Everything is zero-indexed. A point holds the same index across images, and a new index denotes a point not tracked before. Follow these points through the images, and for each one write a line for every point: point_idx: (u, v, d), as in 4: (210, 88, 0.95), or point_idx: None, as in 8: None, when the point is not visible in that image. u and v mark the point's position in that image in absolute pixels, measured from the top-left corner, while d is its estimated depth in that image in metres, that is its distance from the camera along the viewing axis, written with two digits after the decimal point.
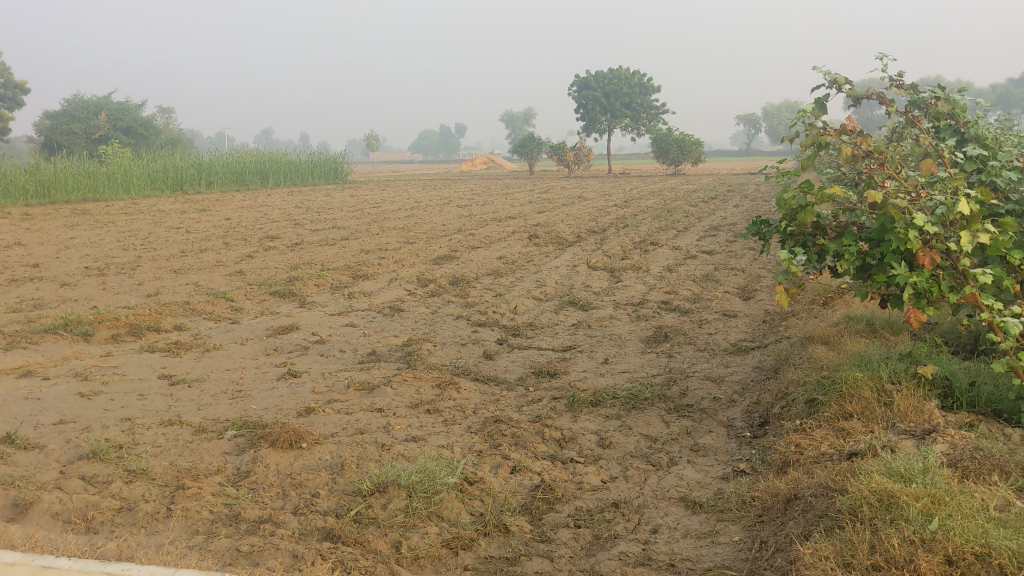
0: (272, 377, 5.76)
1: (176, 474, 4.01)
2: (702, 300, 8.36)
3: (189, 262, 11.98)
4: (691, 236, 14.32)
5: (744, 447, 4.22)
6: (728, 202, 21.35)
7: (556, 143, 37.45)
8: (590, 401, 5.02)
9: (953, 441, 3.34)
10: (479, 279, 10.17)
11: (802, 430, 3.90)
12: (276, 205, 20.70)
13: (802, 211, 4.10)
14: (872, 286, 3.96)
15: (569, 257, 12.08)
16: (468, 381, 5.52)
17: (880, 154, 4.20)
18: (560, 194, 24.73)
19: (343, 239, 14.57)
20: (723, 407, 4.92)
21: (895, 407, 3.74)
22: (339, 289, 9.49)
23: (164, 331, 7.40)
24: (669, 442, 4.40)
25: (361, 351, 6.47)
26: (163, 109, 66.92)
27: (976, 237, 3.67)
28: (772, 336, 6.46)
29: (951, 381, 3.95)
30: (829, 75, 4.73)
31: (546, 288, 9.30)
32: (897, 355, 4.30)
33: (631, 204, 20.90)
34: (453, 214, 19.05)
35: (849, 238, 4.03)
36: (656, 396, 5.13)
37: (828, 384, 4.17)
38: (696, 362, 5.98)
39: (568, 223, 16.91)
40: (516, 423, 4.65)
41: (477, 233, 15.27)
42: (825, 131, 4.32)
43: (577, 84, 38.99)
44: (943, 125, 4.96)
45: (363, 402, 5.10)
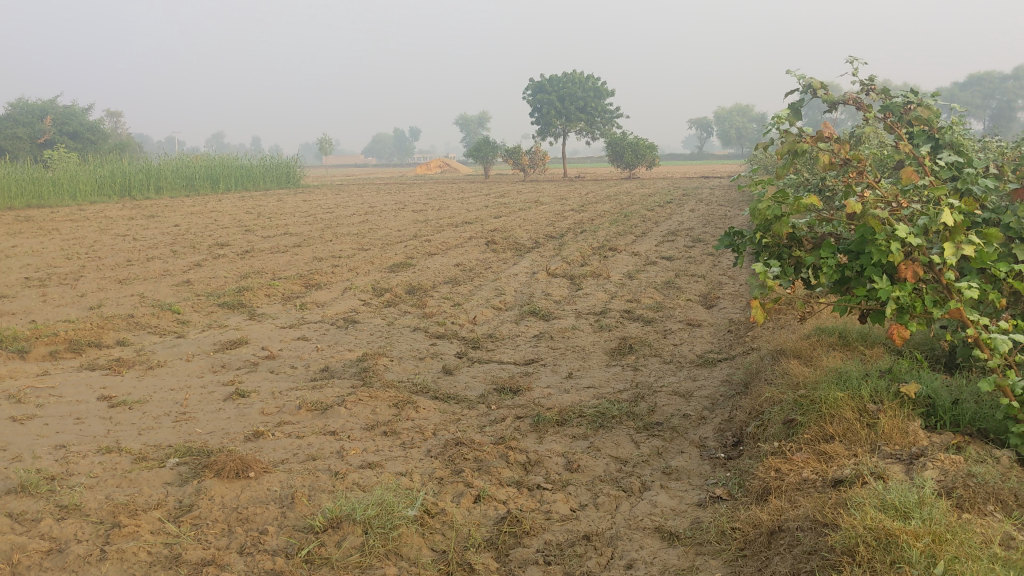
0: (218, 398, 5.45)
1: (112, 509, 3.69)
2: (665, 309, 8.18)
3: (135, 272, 11.55)
4: (649, 242, 14.20)
5: (719, 469, 4.02)
6: (685, 206, 21.33)
7: (512, 146, 37.25)
8: (556, 419, 4.79)
9: (943, 466, 3.18)
10: (436, 288, 9.92)
11: (781, 453, 3.71)
12: (226, 211, 20.21)
13: (778, 221, 3.90)
14: (851, 300, 3.78)
15: (527, 263, 11.89)
16: (426, 400, 5.26)
17: (859, 161, 4.01)
18: (517, 198, 24.56)
19: (296, 247, 14.19)
20: (694, 425, 4.72)
21: (879, 428, 3.57)
22: (292, 300, 9.17)
23: (105, 346, 7.02)
24: (640, 465, 4.19)
25: (314, 367, 6.17)
26: (111, 113, 65.88)
27: (960, 250, 3.50)
28: (738, 348, 6.29)
29: (933, 400, 3.80)
30: (804, 79, 4.56)
31: (505, 297, 9.07)
32: (876, 372, 4.14)
33: (588, 208, 20.78)
34: (408, 219, 18.75)
35: (827, 250, 3.84)
36: (625, 413, 4.91)
37: (806, 403, 3.99)
38: (663, 376, 5.78)
39: (525, 228, 16.71)
40: (478, 446, 4.40)
41: (433, 239, 14.97)
42: (801, 138, 4.12)
43: (532, 88, 38.83)
44: (918, 131, 4.81)
45: (315, 425, 4.82)
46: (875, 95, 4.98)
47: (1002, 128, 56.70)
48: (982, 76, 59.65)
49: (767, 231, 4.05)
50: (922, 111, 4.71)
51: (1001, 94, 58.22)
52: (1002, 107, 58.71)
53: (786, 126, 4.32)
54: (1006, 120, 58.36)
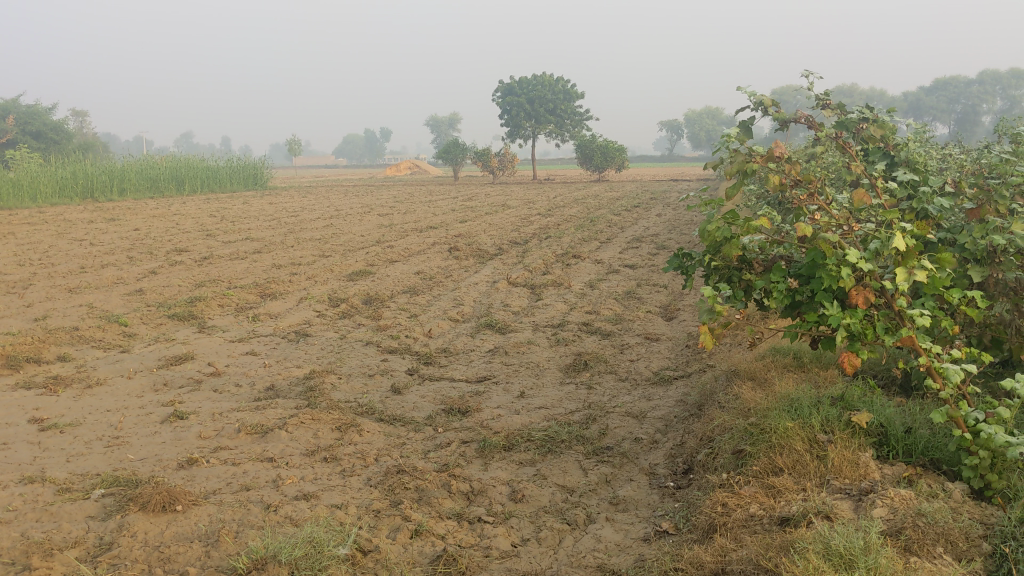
0: (155, 420, 5.23)
1: (25, 548, 3.48)
2: (624, 321, 8.06)
3: (88, 280, 11.26)
4: (613, 249, 14.07)
5: (667, 500, 3.89)
6: (652, 210, 21.25)
7: (481, 149, 37.04)
8: (503, 444, 4.64)
9: (892, 504, 3.06)
10: (395, 297, 9.74)
11: (729, 486, 3.58)
12: (189, 214, 19.89)
13: (727, 243, 3.76)
14: (802, 326, 3.66)
15: (489, 271, 11.75)
16: (371, 422, 5.08)
17: (810, 182, 3.88)
18: (484, 201, 24.43)
19: (257, 253, 13.92)
20: (645, 450, 4.59)
21: (829, 461, 3.45)
22: (245, 311, 8.95)
23: (45, 362, 6.77)
24: (587, 494, 4.05)
25: (259, 385, 5.96)
26: (77, 112, 65.01)
27: (912, 276, 3.39)
28: (694, 365, 6.18)
29: (886, 429, 3.69)
30: (755, 97, 4.42)
31: (463, 308, 8.91)
32: (829, 398, 4.02)
33: (555, 213, 20.70)
34: (373, 224, 18.52)
35: (777, 275, 3.71)
36: (574, 438, 4.76)
37: (756, 433, 3.86)
38: (617, 395, 5.64)
39: (490, 233, 16.57)
40: (420, 474, 4.24)
41: (396, 246, 14.75)
42: (751, 157, 3.97)
43: (501, 90, 38.62)
44: (873, 149, 4.69)
45: (252, 451, 4.62)
46: (830, 111, 4.87)
47: (966, 133, 57.28)
48: (946, 81, 60.38)
49: (717, 253, 3.91)
50: (876, 128, 4.61)
51: (965, 98, 58.87)
52: (966, 112, 59.36)
53: (737, 145, 4.19)
54: (969, 126, 59.08)
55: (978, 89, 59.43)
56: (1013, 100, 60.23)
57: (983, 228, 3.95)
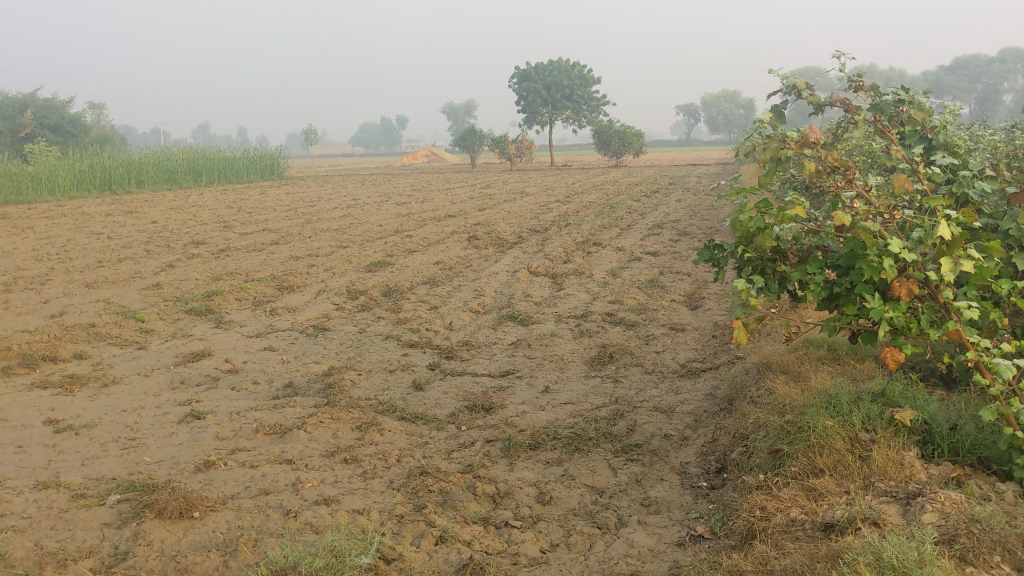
0: (172, 420, 5.12)
1: (39, 559, 3.38)
2: (648, 311, 7.90)
3: (105, 274, 11.18)
4: (634, 236, 13.89)
5: (701, 502, 3.74)
6: (672, 196, 21.00)
7: (498, 136, 36.79)
8: (528, 443, 4.49)
9: (944, 509, 2.89)
10: (414, 289, 9.60)
11: (767, 488, 3.43)
12: (206, 206, 19.81)
13: (761, 234, 3.57)
14: (842, 320, 3.48)
15: (509, 261, 11.59)
16: (392, 420, 4.94)
17: (847, 169, 3.69)
18: (501, 189, 24.24)
19: (274, 245, 13.81)
20: (676, 448, 4.44)
21: (872, 461, 3.29)
22: (263, 305, 8.84)
23: (61, 361, 6.68)
24: (617, 496, 3.91)
25: (277, 383, 5.84)
26: (95, 104, 65.40)
27: (959, 265, 3.21)
28: (723, 357, 6.01)
29: (930, 426, 3.53)
30: (787, 80, 4.23)
31: (484, 300, 8.77)
32: (869, 394, 3.86)
33: (574, 199, 20.49)
34: (391, 213, 18.37)
35: (814, 266, 3.53)
36: (601, 435, 4.61)
37: (794, 432, 3.70)
38: (644, 389, 5.48)
39: (508, 221, 16.40)
40: (444, 476, 4.10)
41: (414, 235, 14.61)
42: (784, 143, 3.78)
43: (518, 76, 38.32)
44: (909, 132, 4.51)
45: (271, 452, 4.50)
46: (864, 93, 4.68)
47: (988, 112, 56.44)
48: (967, 60, 59.56)
49: (749, 244, 3.72)
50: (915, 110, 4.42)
51: (986, 77, 57.95)
52: (988, 90, 58.53)
53: (770, 131, 4.00)
54: (991, 105, 58.25)
55: (1000, 68, 58.56)
56: None
57: None
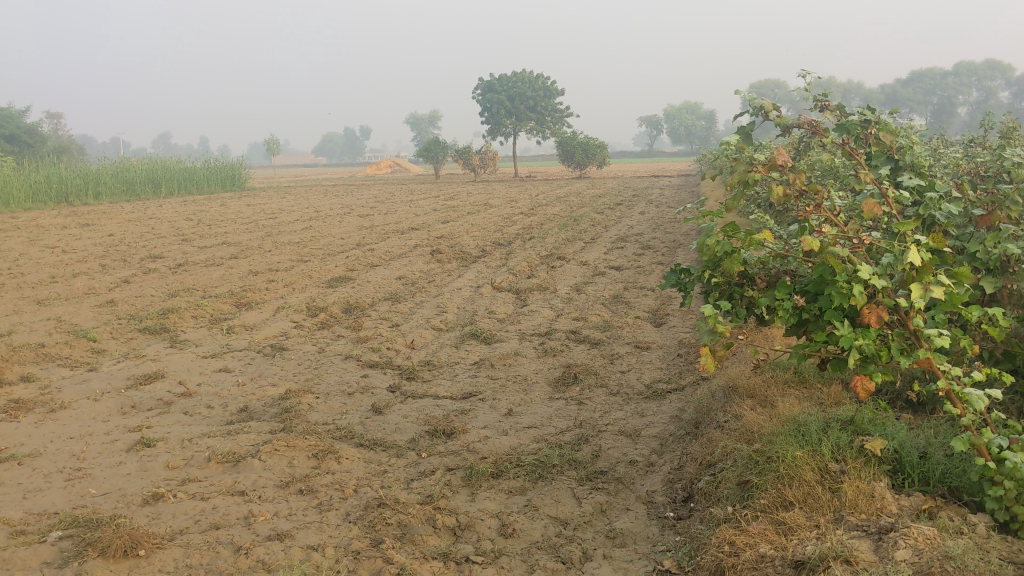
0: (121, 448, 4.93)
1: None
2: (613, 328, 7.81)
3: (58, 290, 10.88)
4: (598, 249, 13.84)
5: (668, 533, 3.64)
6: (634, 208, 21.00)
7: (461, 147, 36.69)
8: (490, 471, 4.37)
9: (917, 546, 2.81)
10: (375, 305, 9.44)
11: (735, 521, 3.34)
12: (165, 218, 19.47)
13: (728, 258, 3.47)
14: (811, 347, 3.38)
15: (472, 275, 11.47)
16: (350, 447, 4.79)
17: (816, 192, 3.61)
18: (465, 201, 24.11)
19: (233, 258, 13.58)
20: (641, 475, 4.34)
21: (843, 493, 3.20)
22: (220, 322, 8.63)
23: (7, 384, 6.44)
24: (582, 527, 3.79)
25: (232, 407, 5.66)
26: (53, 114, 64.66)
27: (929, 292, 3.13)
28: (689, 377, 5.93)
29: (900, 455, 3.46)
30: (754, 101, 4.15)
31: (446, 317, 8.63)
32: (838, 422, 3.79)
33: (537, 212, 20.42)
34: (353, 226, 18.18)
35: (782, 292, 3.44)
36: (566, 462, 4.50)
37: (762, 462, 3.62)
38: (609, 411, 5.38)
39: (472, 234, 16.29)
40: (402, 508, 3.96)
41: (376, 249, 14.42)
42: (753, 166, 3.68)
43: (481, 87, 38.27)
44: (876, 153, 4.46)
45: (223, 483, 4.33)
46: (830, 112, 4.61)
47: (945, 124, 57.31)
48: (923, 74, 60.58)
49: (716, 269, 3.62)
50: (882, 131, 4.36)
51: (941, 90, 58.94)
52: (943, 103, 59.52)
53: (737, 153, 3.90)
54: (946, 117, 59.26)
55: (955, 80, 59.54)
56: (989, 90, 60.23)
57: (996, 238, 3.81)
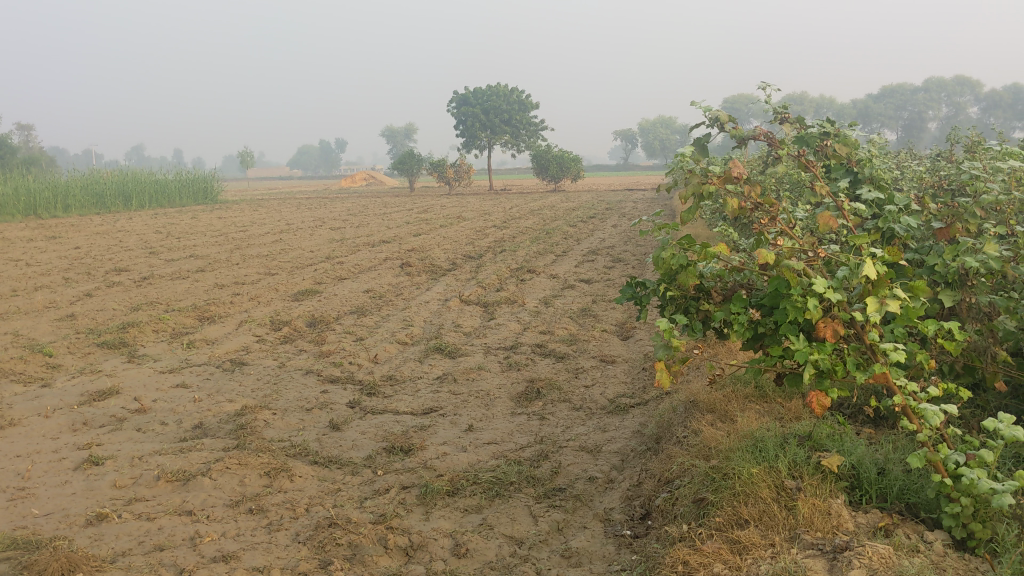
0: (67, 467, 4.79)
1: None
2: (580, 342, 7.75)
3: (18, 304, 10.67)
4: (569, 262, 13.80)
5: (623, 552, 3.57)
6: (608, 221, 21.01)
7: (436, 160, 36.62)
8: (446, 489, 4.28)
9: (871, 565, 2.74)
10: (340, 319, 9.33)
11: (690, 540, 3.27)
12: (134, 231, 19.23)
13: (684, 272, 3.39)
14: (767, 361, 3.32)
15: (440, 289, 11.38)
16: (304, 465, 4.69)
17: (772, 205, 3.55)
18: (439, 213, 24.03)
19: (200, 271, 13.40)
20: (600, 492, 4.27)
21: (798, 511, 3.14)
22: (181, 337, 8.48)
23: None
24: (537, 546, 3.71)
25: (186, 423, 5.53)
26: (23, 126, 64.06)
27: (884, 306, 3.07)
28: (653, 392, 5.88)
29: (858, 471, 3.41)
30: (709, 112, 4.10)
31: (412, 331, 8.54)
32: (795, 438, 3.75)
33: (510, 225, 20.38)
34: (324, 238, 18.03)
35: (737, 306, 3.38)
36: (524, 479, 4.42)
37: (719, 479, 3.56)
38: (571, 426, 5.31)
39: (443, 247, 16.21)
40: (354, 527, 3.86)
41: (345, 262, 14.29)
42: (707, 178, 3.61)
43: (456, 100, 38.25)
44: (835, 166, 4.43)
45: (171, 502, 4.21)
46: (789, 125, 4.58)
47: (915, 139, 57.99)
48: (893, 90, 61.33)
49: (672, 282, 3.55)
50: (840, 144, 4.33)
51: (911, 106, 59.70)
52: (913, 119, 60.25)
53: (693, 165, 3.84)
54: (916, 133, 59.98)
55: (925, 97, 60.27)
56: (957, 106, 61.12)
57: (954, 251, 3.79)
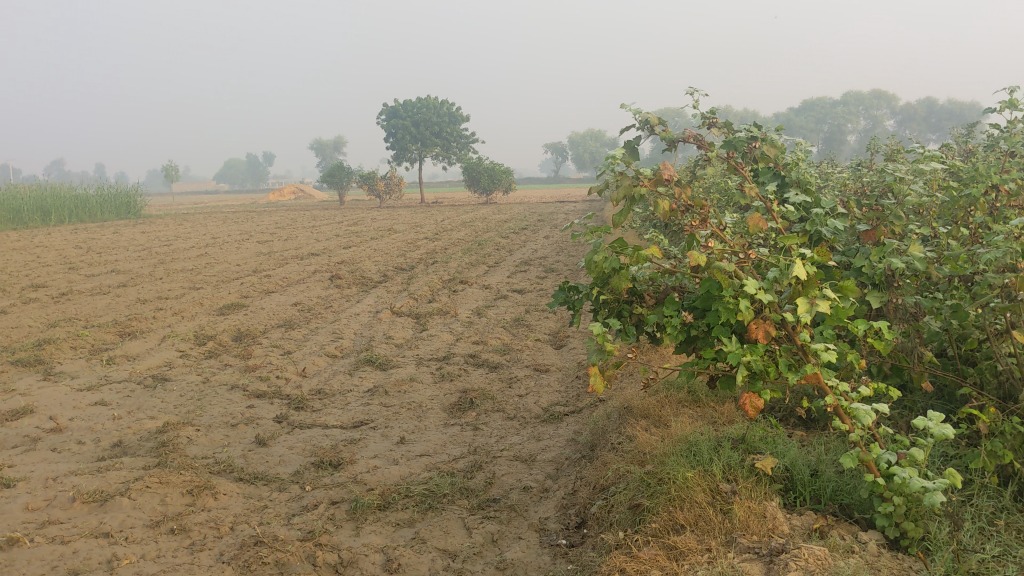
0: None
1: None
2: (513, 352, 7.69)
3: None
4: (501, 273, 13.75)
5: (559, 562, 3.50)
6: (539, 232, 21.05)
7: (366, 172, 36.31)
8: (377, 503, 4.16)
9: (807, 567, 2.72)
10: (268, 333, 9.12)
11: (627, 547, 3.22)
12: (52, 246, 18.61)
13: (616, 275, 3.34)
14: (700, 364, 3.29)
15: (371, 301, 11.23)
16: (229, 482, 4.53)
17: (702, 207, 3.53)
18: (369, 226, 23.80)
19: (122, 287, 13.01)
20: (535, 501, 4.20)
21: (733, 515, 3.12)
22: (100, 353, 8.19)
23: None
24: (472, 558, 3.62)
25: (104, 442, 5.31)
26: None
27: (814, 306, 3.06)
28: (586, 400, 5.85)
29: (792, 473, 3.40)
30: (639, 115, 4.08)
31: (342, 343, 8.39)
32: (729, 442, 3.73)
33: (442, 236, 20.26)
34: (251, 252, 17.68)
35: (670, 309, 3.34)
36: (457, 490, 4.33)
37: (654, 485, 3.53)
38: (505, 436, 5.24)
39: (374, 259, 16.02)
40: (281, 545, 3.72)
41: (274, 275, 14.02)
42: (638, 180, 3.57)
43: (386, 113, 38.03)
44: (762, 169, 4.45)
45: (87, 524, 4.02)
46: (717, 130, 4.59)
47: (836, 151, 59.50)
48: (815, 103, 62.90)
49: (605, 286, 3.50)
50: (767, 147, 4.35)
51: (831, 119, 61.34)
52: (834, 131, 61.84)
53: (624, 168, 3.80)
54: (837, 145, 61.56)
55: (844, 110, 61.94)
56: (875, 119, 62.96)
57: (880, 252, 3.83)
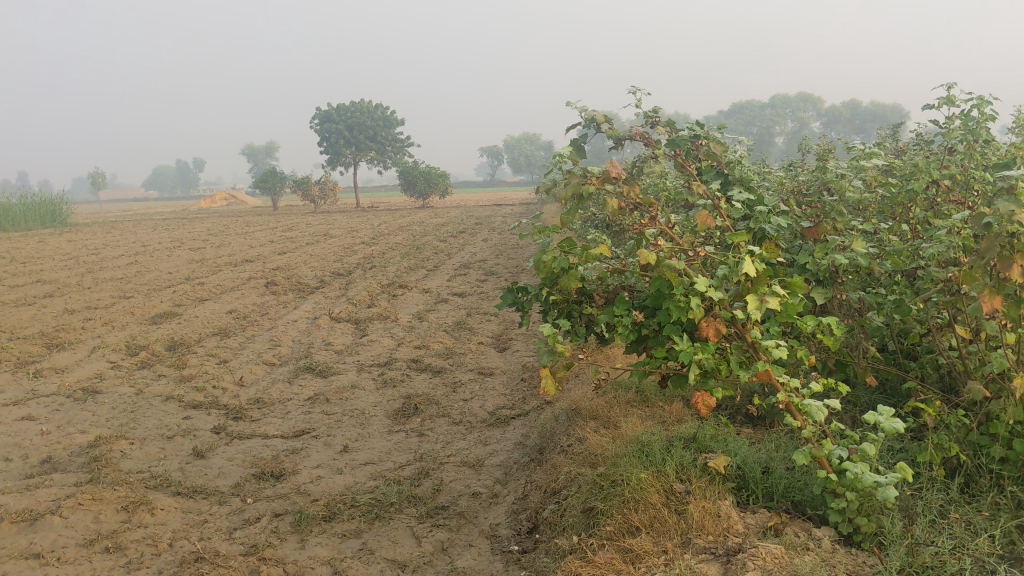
0: None
1: None
2: (455, 356, 7.60)
3: None
4: (440, 277, 13.63)
5: (512, 568, 3.43)
6: (477, 235, 20.95)
7: (300, 178, 35.81)
8: (322, 514, 4.05)
9: (765, 566, 2.70)
10: (202, 341, 8.88)
11: (581, 551, 3.16)
12: None
13: (566, 275, 3.29)
14: (652, 363, 3.26)
15: (308, 307, 11.03)
16: (166, 497, 4.36)
17: (650, 204, 3.50)
18: (305, 231, 23.46)
19: (47, 297, 12.57)
20: (484, 507, 4.13)
21: (688, 515, 3.08)
22: (26, 366, 7.87)
23: None
24: (422, 568, 3.53)
25: (32, 459, 5.08)
26: None
27: (764, 303, 3.05)
28: (532, 403, 5.79)
29: (744, 471, 3.39)
30: (584, 112, 4.03)
31: (279, 351, 8.20)
32: (680, 441, 3.71)
33: (379, 241, 20.05)
34: (183, 259, 17.27)
35: (620, 308, 3.30)
36: (405, 498, 4.24)
37: (608, 487, 3.48)
38: (451, 441, 5.16)
39: (310, 265, 15.76)
40: (222, 561, 3.59)
41: (207, 283, 13.69)
42: (586, 177, 3.51)
43: (319, 117, 37.60)
44: (705, 167, 4.44)
45: (16, 545, 3.82)
46: (660, 128, 4.58)
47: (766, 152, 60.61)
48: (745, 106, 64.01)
49: (554, 286, 3.44)
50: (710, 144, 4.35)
51: (761, 121, 62.46)
52: (763, 133, 62.97)
53: (570, 166, 3.75)
54: (768, 146, 62.69)
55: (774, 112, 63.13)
56: (804, 121, 64.30)
57: (824, 249, 3.85)
